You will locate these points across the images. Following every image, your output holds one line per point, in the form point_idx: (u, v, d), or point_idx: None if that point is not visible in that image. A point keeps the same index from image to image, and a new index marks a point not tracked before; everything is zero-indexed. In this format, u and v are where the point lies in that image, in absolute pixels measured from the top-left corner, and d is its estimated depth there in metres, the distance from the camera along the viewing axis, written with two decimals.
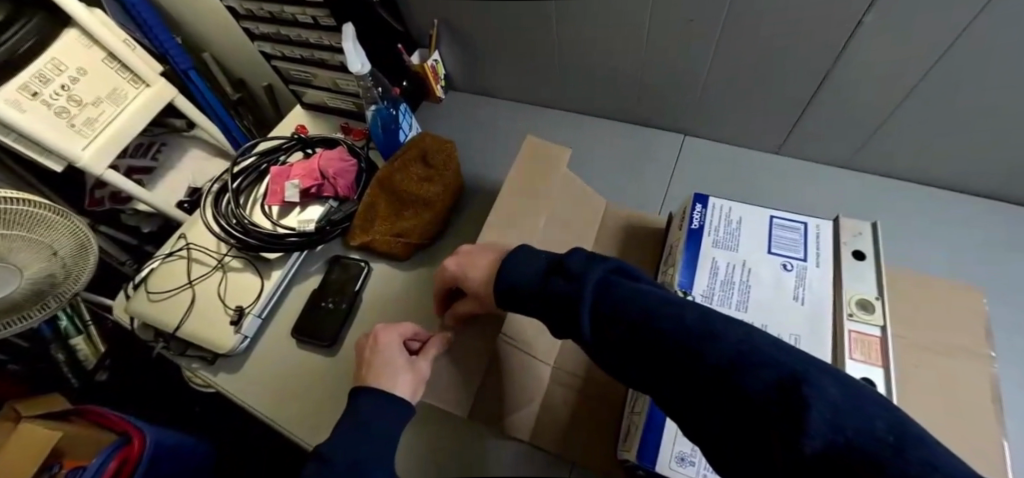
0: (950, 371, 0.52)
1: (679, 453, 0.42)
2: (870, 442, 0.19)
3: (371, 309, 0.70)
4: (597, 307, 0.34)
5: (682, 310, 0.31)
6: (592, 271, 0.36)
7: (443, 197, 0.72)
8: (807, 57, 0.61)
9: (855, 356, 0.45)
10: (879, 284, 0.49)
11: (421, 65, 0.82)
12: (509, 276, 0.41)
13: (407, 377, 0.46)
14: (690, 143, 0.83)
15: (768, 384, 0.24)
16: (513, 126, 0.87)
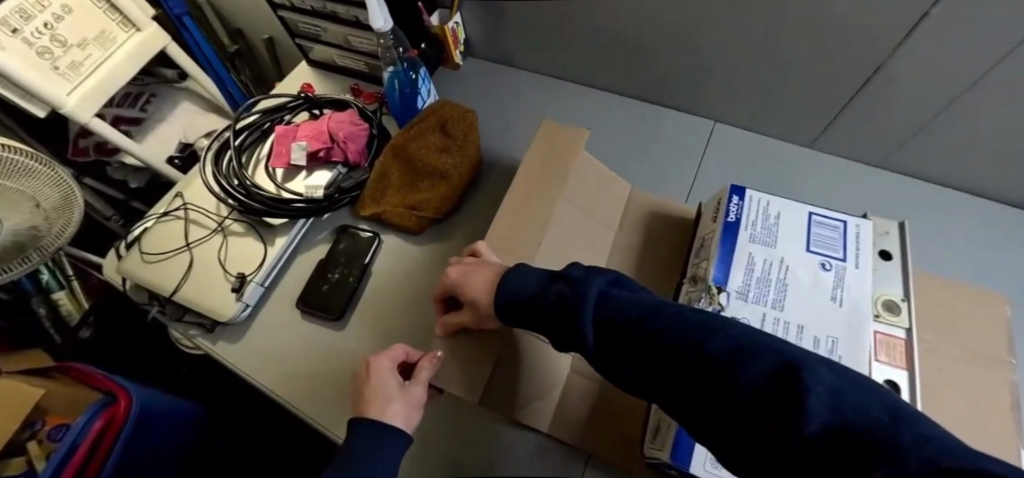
0: (981, 384, 0.51)
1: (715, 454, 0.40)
2: (869, 422, 0.19)
3: (381, 283, 0.66)
4: (595, 314, 0.32)
5: (674, 310, 0.31)
6: (588, 279, 0.35)
7: (459, 170, 0.68)
8: (859, 49, 0.56)
9: (881, 358, 0.46)
10: (904, 288, 0.52)
11: (442, 27, 0.76)
12: (507, 288, 0.39)
13: (398, 404, 0.43)
14: (719, 130, 0.78)
15: (762, 371, 0.24)
16: (534, 100, 0.82)
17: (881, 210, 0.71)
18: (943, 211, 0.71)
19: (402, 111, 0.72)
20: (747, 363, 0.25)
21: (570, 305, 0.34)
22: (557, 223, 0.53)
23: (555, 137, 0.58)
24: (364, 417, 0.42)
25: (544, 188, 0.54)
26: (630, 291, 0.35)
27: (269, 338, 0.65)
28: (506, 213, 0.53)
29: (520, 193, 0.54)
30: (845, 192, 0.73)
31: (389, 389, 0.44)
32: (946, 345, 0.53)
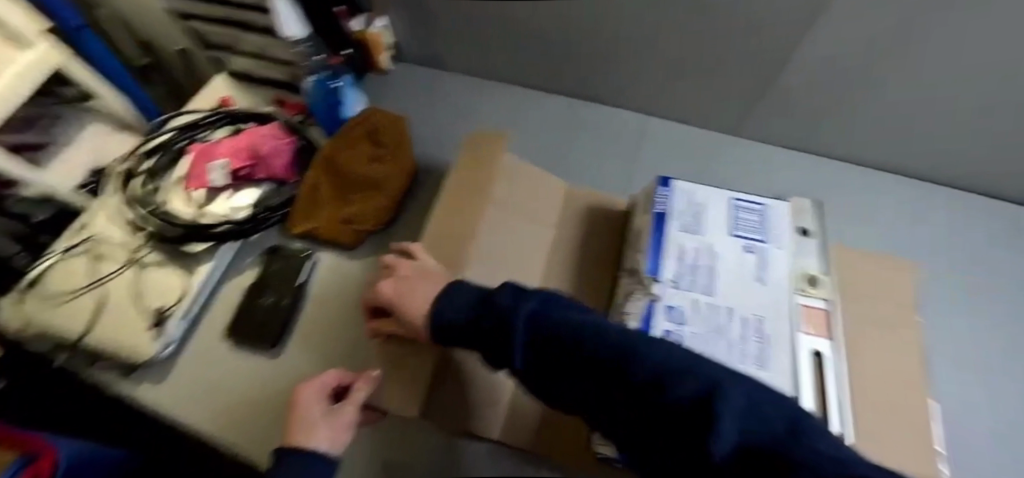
0: (895, 346, 0.54)
1: None
2: (772, 439, 0.18)
3: (319, 303, 0.63)
4: (530, 338, 0.30)
5: (600, 326, 0.30)
6: (522, 301, 0.33)
7: (392, 178, 0.65)
8: (768, 41, 0.59)
9: (806, 329, 0.49)
10: (824, 261, 0.53)
11: (365, 32, 0.73)
12: (442, 312, 0.37)
13: (330, 430, 0.41)
14: (648, 124, 0.79)
15: (683, 392, 0.22)
16: (470, 102, 0.80)
17: (803, 188, 0.76)
18: (858, 185, 0.76)
19: (328, 121, 0.68)
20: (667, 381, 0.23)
21: (503, 330, 0.32)
22: (486, 229, 0.53)
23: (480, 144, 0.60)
24: (291, 445, 0.39)
25: (470, 196, 0.54)
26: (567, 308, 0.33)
27: (199, 374, 0.59)
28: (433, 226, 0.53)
29: (448, 206, 0.54)
30: (771, 173, 0.76)
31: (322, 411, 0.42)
32: (866, 311, 0.56)
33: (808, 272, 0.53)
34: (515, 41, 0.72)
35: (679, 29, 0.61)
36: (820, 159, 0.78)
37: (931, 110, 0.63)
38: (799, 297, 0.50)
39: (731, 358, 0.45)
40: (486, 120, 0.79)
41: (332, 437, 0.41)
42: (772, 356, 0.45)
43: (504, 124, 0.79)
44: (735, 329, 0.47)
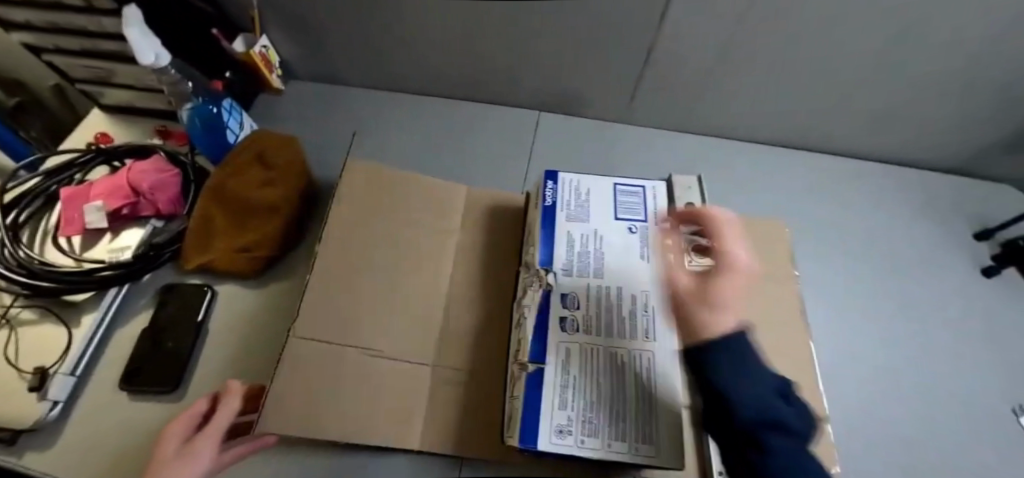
0: (771, 300, 0.60)
1: (558, 425, 0.42)
2: None
3: (223, 337, 0.61)
4: (746, 394, 0.27)
5: (762, 392, 0.27)
6: (736, 353, 0.28)
7: (291, 201, 0.64)
8: (631, 33, 0.63)
9: (686, 295, 0.53)
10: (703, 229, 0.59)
11: (248, 53, 0.71)
12: (724, 377, 0.27)
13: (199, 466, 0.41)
14: (544, 120, 0.82)
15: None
16: (373, 116, 0.80)
17: (701, 163, 0.79)
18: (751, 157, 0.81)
19: (213, 144, 0.65)
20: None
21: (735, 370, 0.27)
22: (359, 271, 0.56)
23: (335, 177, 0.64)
24: None
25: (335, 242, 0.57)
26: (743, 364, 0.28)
27: (87, 433, 0.54)
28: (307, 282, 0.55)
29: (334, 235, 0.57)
30: (673, 152, 0.79)
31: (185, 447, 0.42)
32: (747, 271, 0.62)
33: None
34: (404, 50, 0.73)
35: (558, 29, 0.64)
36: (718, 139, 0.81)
37: (786, 86, 0.69)
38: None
39: (620, 334, 0.48)
40: (392, 132, 0.79)
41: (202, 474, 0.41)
42: (658, 327, 0.48)
43: (410, 133, 0.79)
44: (624, 305, 0.49)
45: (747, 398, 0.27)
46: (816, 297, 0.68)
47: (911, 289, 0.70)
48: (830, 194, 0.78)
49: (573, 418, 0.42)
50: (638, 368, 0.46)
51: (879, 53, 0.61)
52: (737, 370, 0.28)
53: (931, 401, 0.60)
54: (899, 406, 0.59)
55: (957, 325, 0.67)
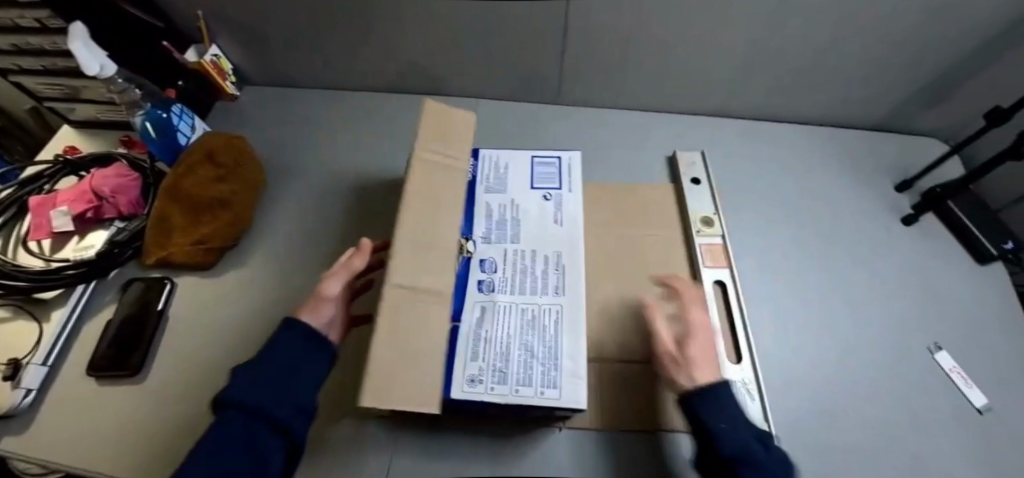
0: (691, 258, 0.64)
1: (469, 376, 0.43)
2: None
3: (181, 323, 0.65)
4: (709, 411, 0.40)
5: (739, 432, 0.39)
6: (716, 393, 0.42)
7: (240, 195, 0.69)
8: (545, 24, 0.66)
9: (708, 264, 0.64)
10: (712, 203, 0.69)
11: (199, 62, 0.76)
12: (702, 401, 0.41)
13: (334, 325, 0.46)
14: (483, 106, 0.85)
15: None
16: (322, 113, 0.85)
17: (639, 134, 0.80)
18: (692, 121, 0.81)
19: (166, 146, 0.70)
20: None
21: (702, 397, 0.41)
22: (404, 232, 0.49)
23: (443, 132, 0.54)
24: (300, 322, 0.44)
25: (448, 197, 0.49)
26: (724, 397, 0.41)
27: (55, 419, 0.58)
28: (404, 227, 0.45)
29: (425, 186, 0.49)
30: (611, 125, 0.81)
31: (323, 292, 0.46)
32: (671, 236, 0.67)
33: (707, 216, 0.68)
34: (342, 50, 0.78)
35: (477, 22, 0.68)
36: (653, 111, 0.83)
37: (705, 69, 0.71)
38: (699, 238, 0.66)
39: (533, 291, 0.50)
40: (339, 127, 0.84)
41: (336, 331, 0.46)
42: (570, 283, 0.51)
43: (357, 127, 0.84)
44: (538, 266, 0.52)
45: (728, 433, 0.39)
46: (750, 253, 0.68)
47: (858, 241, 0.70)
48: (790, 157, 0.77)
49: (485, 367, 0.44)
50: (549, 321, 0.48)
51: (783, 37, 0.63)
52: (725, 416, 0.40)
53: (855, 346, 0.61)
54: (822, 351, 0.61)
55: (888, 272, 0.67)
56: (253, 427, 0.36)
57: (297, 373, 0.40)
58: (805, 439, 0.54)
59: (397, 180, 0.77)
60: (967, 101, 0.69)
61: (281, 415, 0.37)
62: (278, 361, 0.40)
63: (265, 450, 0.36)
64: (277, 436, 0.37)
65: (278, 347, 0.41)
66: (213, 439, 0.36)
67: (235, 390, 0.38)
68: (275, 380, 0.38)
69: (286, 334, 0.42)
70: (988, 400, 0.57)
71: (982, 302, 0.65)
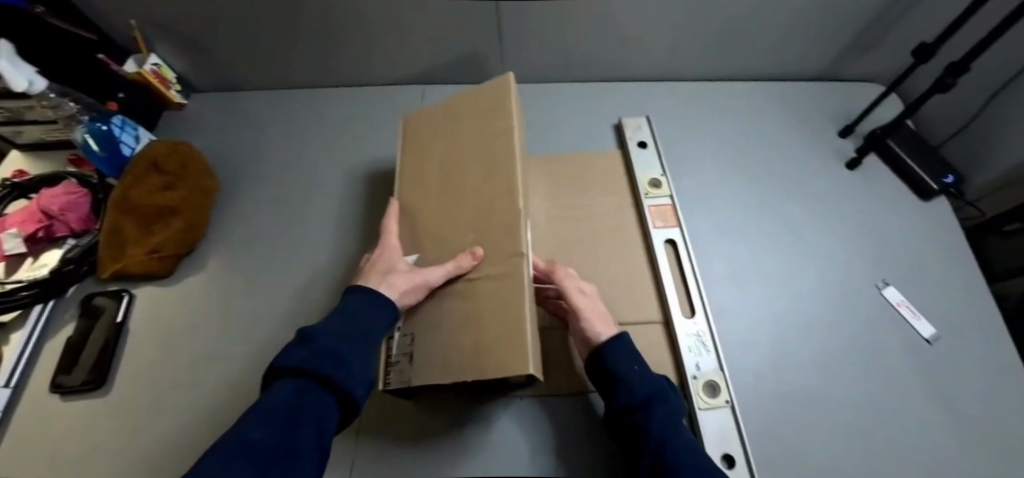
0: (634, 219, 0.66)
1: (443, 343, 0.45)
2: (677, 442, 0.39)
3: (142, 334, 0.65)
4: (616, 363, 0.44)
5: (652, 379, 0.44)
6: (621, 347, 0.46)
7: (190, 200, 0.70)
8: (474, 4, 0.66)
9: (658, 225, 0.65)
10: (660, 165, 0.70)
11: (138, 72, 0.76)
12: (610, 354, 0.45)
13: (405, 281, 0.46)
14: (429, 91, 0.84)
15: (653, 422, 0.40)
16: (270, 113, 0.85)
17: (586, 105, 0.80)
18: (638, 89, 0.82)
19: (112, 159, 0.70)
20: (680, 439, 0.39)
21: (604, 355, 0.45)
22: (459, 179, 0.55)
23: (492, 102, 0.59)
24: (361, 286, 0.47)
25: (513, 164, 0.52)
26: (629, 350, 0.46)
27: (24, 442, 0.58)
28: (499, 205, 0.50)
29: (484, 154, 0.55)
30: (557, 99, 0.81)
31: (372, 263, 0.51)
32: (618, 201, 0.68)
33: (655, 178, 0.69)
34: (280, 48, 0.77)
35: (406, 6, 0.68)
36: (600, 81, 0.83)
37: (642, 35, 0.71)
38: (648, 200, 0.67)
39: None
40: (288, 125, 0.83)
41: (402, 284, 0.46)
42: None
43: (306, 123, 0.83)
44: None
45: (639, 376, 0.44)
46: (700, 213, 0.69)
47: (805, 189, 0.71)
48: (737, 114, 0.78)
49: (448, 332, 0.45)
50: None
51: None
52: (639, 363, 0.45)
53: (806, 292, 0.63)
54: (774, 299, 0.62)
55: (835, 218, 0.68)
56: (308, 386, 0.36)
57: (355, 338, 0.40)
58: (760, 383, 0.56)
59: (349, 172, 0.77)
60: (899, 42, 0.70)
61: (340, 374, 0.37)
62: (332, 327, 0.41)
63: (317, 408, 0.35)
64: (332, 398, 0.37)
65: (339, 315, 0.43)
66: (268, 399, 0.36)
67: (291, 356, 0.39)
68: (332, 343, 0.39)
69: (353, 300, 0.44)
70: (936, 329, 0.60)
71: (925, 237, 0.67)
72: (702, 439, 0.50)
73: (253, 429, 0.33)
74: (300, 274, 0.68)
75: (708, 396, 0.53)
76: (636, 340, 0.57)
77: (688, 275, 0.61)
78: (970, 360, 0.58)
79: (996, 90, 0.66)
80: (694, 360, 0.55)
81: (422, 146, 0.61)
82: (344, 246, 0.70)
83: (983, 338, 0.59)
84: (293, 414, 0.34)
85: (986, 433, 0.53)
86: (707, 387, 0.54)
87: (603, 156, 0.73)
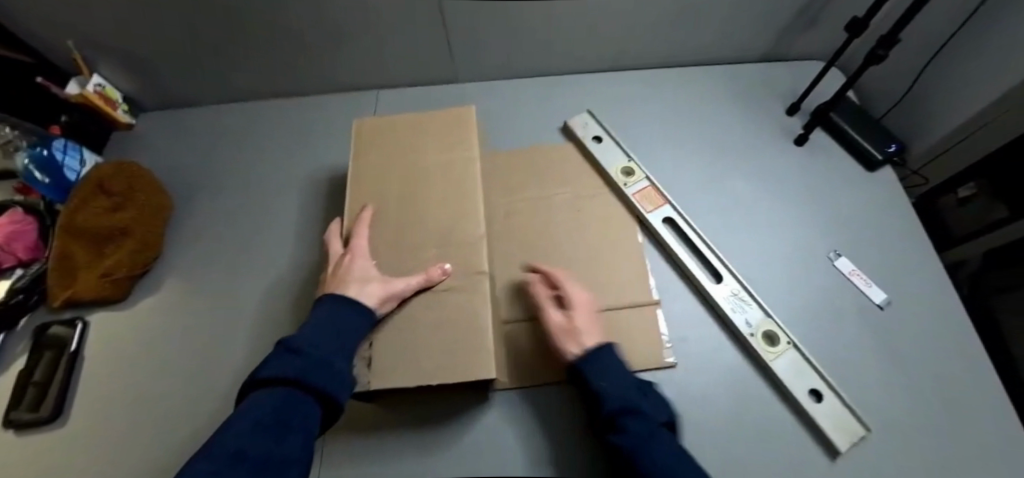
0: (593, 205, 0.67)
1: (412, 349, 0.45)
2: (655, 458, 0.36)
3: (99, 361, 0.63)
4: (594, 378, 0.45)
5: (624, 390, 0.43)
6: (601, 359, 0.46)
7: (141, 219, 0.68)
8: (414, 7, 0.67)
9: (649, 209, 0.66)
10: (624, 152, 0.71)
11: (82, 96, 0.74)
12: (591, 366, 0.45)
13: (378, 291, 0.47)
14: (383, 95, 0.84)
15: (628, 439, 0.39)
16: (222, 127, 0.83)
17: (540, 100, 0.81)
18: (590, 81, 0.82)
19: (58, 185, 0.68)
20: (658, 444, 0.38)
21: (581, 371, 0.46)
22: (412, 190, 0.56)
23: (455, 121, 0.62)
24: (336, 295, 0.48)
25: (471, 189, 0.56)
26: (608, 363, 0.46)
27: None
28: (459, 226, 0.53)
29: (440, 170, 0.58)
30: (511, 95, 0.81)
31: (346, 276, 0.50)
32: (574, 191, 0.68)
33: (625, 166, 0.70)
34: (226, 62, 0.77)
35: (346, 13, 0.68)
36: (553, 75, 0.83)
37: (584, 29, 0.72)
38: (629, 188, 0.68)
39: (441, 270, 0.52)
40: (242, 137, 0.82)
41: (378, 295, 0.46)
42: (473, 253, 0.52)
43: (259, 135, 0.82)
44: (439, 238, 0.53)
45: (609, 390, 0.43)
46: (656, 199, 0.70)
47: (758, 167, 0.72)
48: (687, 99, 0.79)
49: (421, 338, 0.46)
50: None
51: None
52: (608, 377, 0.44)
53: (775, 268, 0.64)
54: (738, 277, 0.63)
55: (788, 193, 0.70)
56: (293, 394, 0.40)
57: (339, 350, 0.43)
58: (718, 361, 0.57)
59: (305, 181, 0.76)
60: (834, 20, 0.72)
61: (324, 384, 0.40)
62: (316, 338, 0.44)
63: (301, 416, 0.39)
64: (311, 400, 0.41)
65: (315, 324, 0.46)
66: (255, 406, 0.39)
67: (275, 367, 0.42)
68: (316, 355, 0.42)
69: (323, 309, 0.48)
70: (887, 294, 0.62)
71: (875, 206, 0.69)
72: (790, 391, 0.53)
73: (243, 430, 0.37)
74: (259, 287, 0.68)
75: (771, 345, 0.57)
76: (622, 325, 0.57)
77: (699, 247, 0.64)
78: (920, 322, 0.60)
79: (924, 65, 0.72)
80: (744, 316, 0.59)
81: (375, 148, 0.59)
82: (303, 256, 0.70)
83: (931, 297, 0.62)
84: (278, 421, 0.38)
85: (932, 391, 0.55)
86: (766, 337, 0.58)
87: (559, 147, 0.74)
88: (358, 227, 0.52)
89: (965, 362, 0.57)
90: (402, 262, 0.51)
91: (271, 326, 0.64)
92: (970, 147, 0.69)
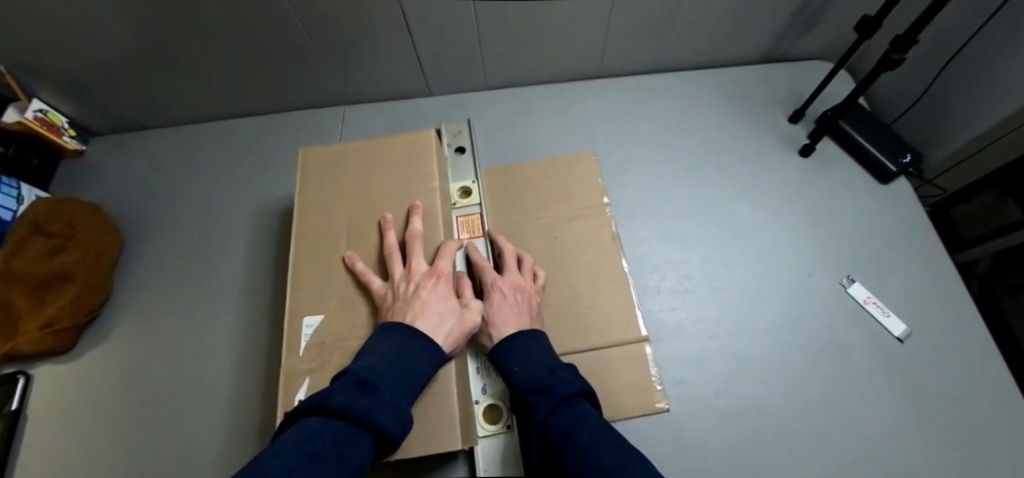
0: (577, 228, 0.61)
1: (455, 400, 0.40)
2: (567, 426, 0.33)
3: (42, 422, 0.57)
4: (508, 360, 0.40)
5: (534, 367, 0.39)
6: (516, 342, 0.42)
7: (83, 261, 0.62)
8: (375, 17, 0.61)
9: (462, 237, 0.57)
10: (473, 172, 0.63)
11: (17, 122, 0.67)
12: (509, 354, 0.41)
13: (455, 332, 0.42)
14: (349, 112, 0.78)
15: (547, 408, 0.35)
16: (179, 151, 0.78)
17: (516, 111, 0.75)
18: (570, 89, 0.76)
19: None
20: (565, 412, 0.35)
21: (499, 357, 0.41)
22: (370, 230, 0.50)
23: (413, 150, 0.56)
24: (398, 323, 0.40)
25: (439, 224, 0.50)
26: (522, 344, 0.42)
27: None
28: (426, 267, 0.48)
29: (405, 204, 0.52)
30: (486, 108, 0.75)
31: (415, 293, 0.42)
32: (550, 216, 0.62)
33: (467, 186, 0.63)
34: (178, 83, 0.71)
35: (302, 28, 0.62)
36: (531, 84, 0.77)
37: (564, 37, 0.67)
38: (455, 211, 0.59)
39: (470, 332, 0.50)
40: (201, 163, 0.76)
41: (455, 337, 0.42)
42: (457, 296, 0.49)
43: (218, 159, 0.76)
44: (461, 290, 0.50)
45: (519, 374, 0.39)
46: (647, 221, 0.64)
47: (755, 179, 0.67)
48: (675, 107, 0.73)
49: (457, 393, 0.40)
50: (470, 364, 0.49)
51: None
52: (520, 360, 0.40)
53: (774, 295, 0.58)
54: (734, 307, 0.58)
55: (790, 210, 0.64)
56: (352, 429, 0.31)
57: (404, 386, 0.35)
58: (722, 407, 0.51)
59: (265, 209, 0.70)
60: (843, 17, 0.65)
61: (389, 422, 0.32)
62: (383, 367, 0.35)
63: (357, 456, 0.30)
64: (370, 440, 0.32)
65: (374, 350, 0.37)
66: (304, 436, 0.30)
67: (340, 395, 0.33)
68: (386, 388, 0.34)
69: (384, 337, 0.38)
70: (906, 324, 0.56)
71: (886, 221, 0.63)
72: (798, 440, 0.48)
73: (288, 465, 0.27)
74: (215, 332, 0.62)
75: (490, 420, 0.47)
76: (608, 367, 0.51)
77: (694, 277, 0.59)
78: (947, 353, 0.54)
79: (939, 69, 0.67)
80: (478, 382, 0.48)
81: (324, 183, 0.54)
82: (263, 295, 0.64)
83: (958, 323, 0.55)
84: (335, 459, 0.29)
85: (956, 430, 0.49)
86: (491, 411, 0.48)
87: (527, 165, 0.67)
88: (446, 254, 0.46)
89: (997, 398, 0.50)
90: (360, 316, 0.45)
91: (231, 376, 0.58)
92: (997, 152, 0.63)
